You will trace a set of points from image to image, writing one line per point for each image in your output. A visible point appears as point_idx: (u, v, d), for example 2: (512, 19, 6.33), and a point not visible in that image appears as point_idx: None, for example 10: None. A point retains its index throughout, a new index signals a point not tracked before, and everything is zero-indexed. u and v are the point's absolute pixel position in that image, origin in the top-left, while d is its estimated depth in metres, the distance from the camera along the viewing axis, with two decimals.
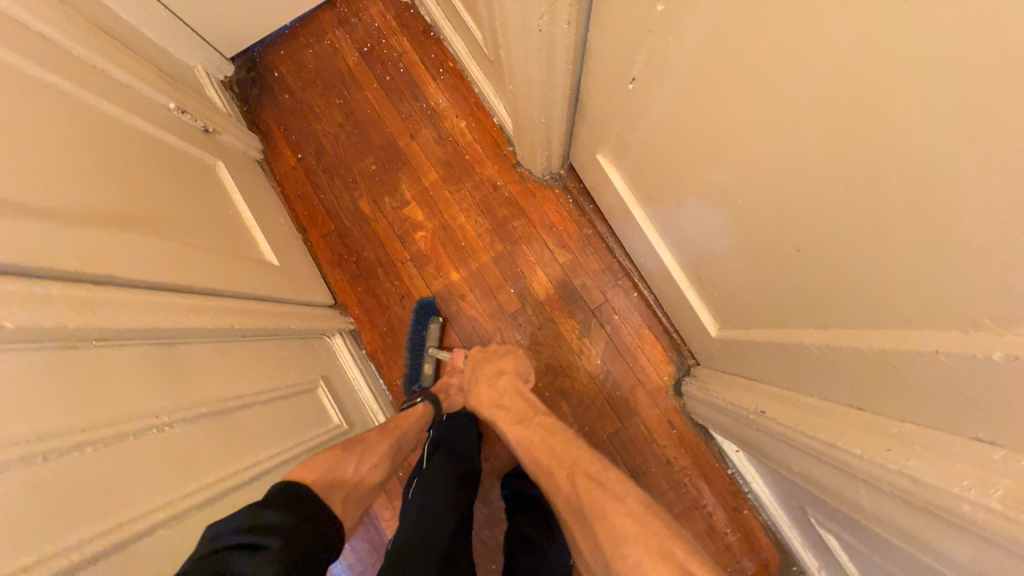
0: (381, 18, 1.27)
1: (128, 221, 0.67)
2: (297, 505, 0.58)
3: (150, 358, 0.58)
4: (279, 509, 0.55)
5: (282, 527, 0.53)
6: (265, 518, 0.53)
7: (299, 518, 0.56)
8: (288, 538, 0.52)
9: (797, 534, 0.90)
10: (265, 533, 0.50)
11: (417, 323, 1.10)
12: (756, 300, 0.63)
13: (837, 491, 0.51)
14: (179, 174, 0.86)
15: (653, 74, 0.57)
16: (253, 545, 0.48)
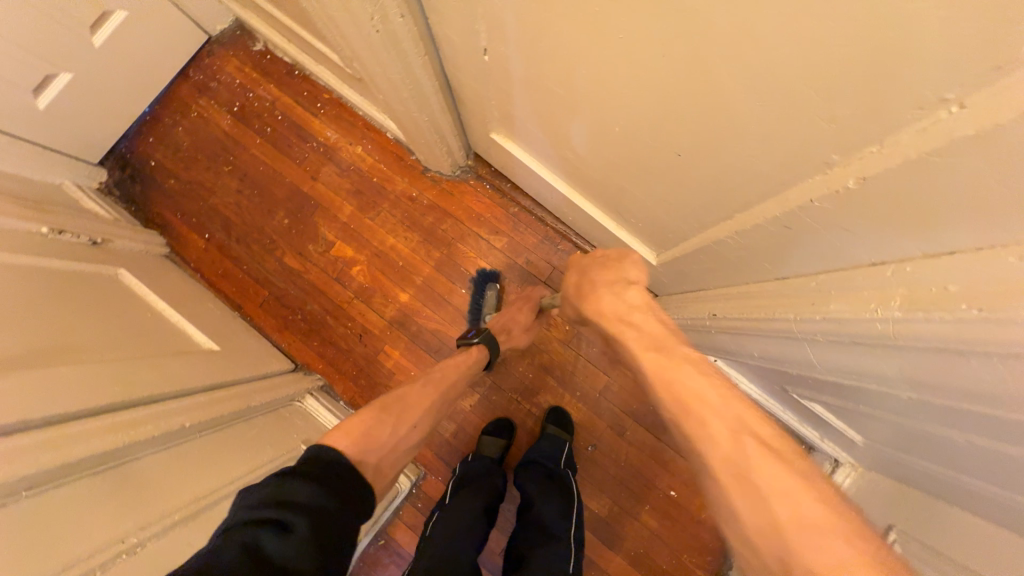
0: (239, 74, 1.23)
1: (27, 360, 0.62)
2: (332, 473, 0.56)
3: (101, 486, 0.56)
4: (311, 482, 0.53)
5: (309, 507, 0.51)
6: (296, 492, 0.51)
7: (334, 487, 0.55)
8: (319, 516, 0.51)
9: (791, 414, 0.95)
10: (293, 511, 0.49)
11: (474, 294, 1.11)
12: (670, 216, 0.66)
13: (793, 358, 0.54)
14: (78, 297, 0.81)
15: (498, 39, 0.57)
16: (281, 525, 0.48)
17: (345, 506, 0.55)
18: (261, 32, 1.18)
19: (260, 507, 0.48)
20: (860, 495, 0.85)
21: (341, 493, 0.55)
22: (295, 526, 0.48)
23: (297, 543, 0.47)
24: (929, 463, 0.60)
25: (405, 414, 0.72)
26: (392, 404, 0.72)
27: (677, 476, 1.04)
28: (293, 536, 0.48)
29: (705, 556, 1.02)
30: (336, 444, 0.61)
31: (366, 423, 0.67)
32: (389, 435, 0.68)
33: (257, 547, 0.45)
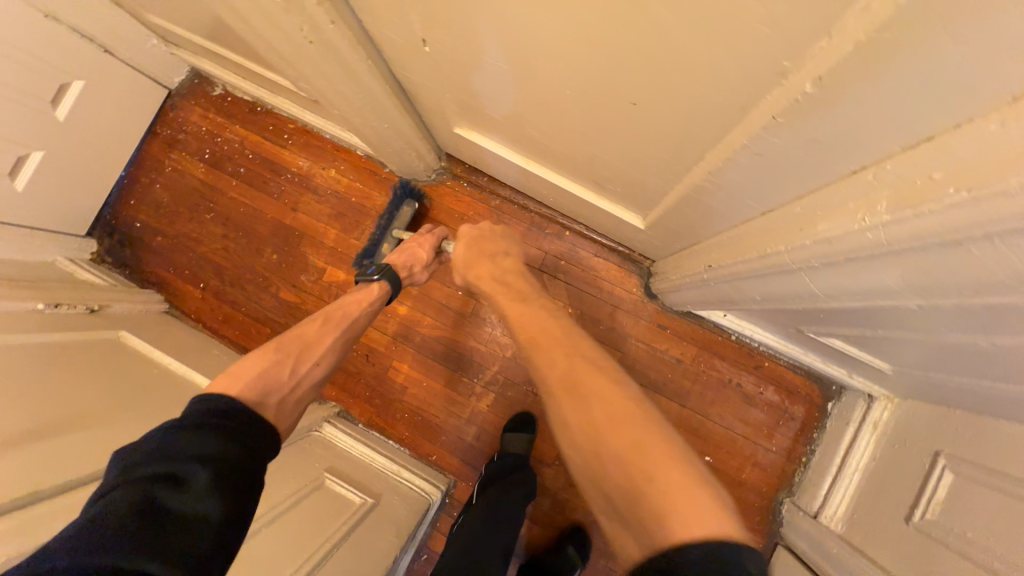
0: (205, 121, 1.24)
1: (36, 433, 0.63)
2: (233, 421, 0.54)
3: None
4: (201, 430, 0.50)
5: (208, 453, 0.48)
6: (183, 443, 0.48)
7: (236, 433, 0.53)
8: (223, 464, 0.49)
9: (813, 356, 0.91)
10: (188, 463, 0.47)
11: (393, 205, 1.11)
12: (646, 173, 0.63)
13: (794, 293, 0.51)
14: (72, 362, 0.81)
15: (434, 26, 0.56)
16: (177, 479, 0.46)
17: (246, 444, 0.53)
18: (218, 76, 1.19)
19: (143, 464, 0.46)
20: (902, 426, 0.82)
21: (245, 439, 0.53)
22: (195, 477, 0.47)
23: (199, 493, 0.46)
24: (964, 377, 0.57)
25: (305, 354, 0.72)
26: (289, 346, 0.71)
27: (710, 441, 1.00)
28: (193, 487, 0.46)
29: (755, 518, 0.98)
30: (229, 388, 0.59)
31: (262, 365, 0.65)
32: (290, 374, 0.67)
33: (153, 504, 0.44)
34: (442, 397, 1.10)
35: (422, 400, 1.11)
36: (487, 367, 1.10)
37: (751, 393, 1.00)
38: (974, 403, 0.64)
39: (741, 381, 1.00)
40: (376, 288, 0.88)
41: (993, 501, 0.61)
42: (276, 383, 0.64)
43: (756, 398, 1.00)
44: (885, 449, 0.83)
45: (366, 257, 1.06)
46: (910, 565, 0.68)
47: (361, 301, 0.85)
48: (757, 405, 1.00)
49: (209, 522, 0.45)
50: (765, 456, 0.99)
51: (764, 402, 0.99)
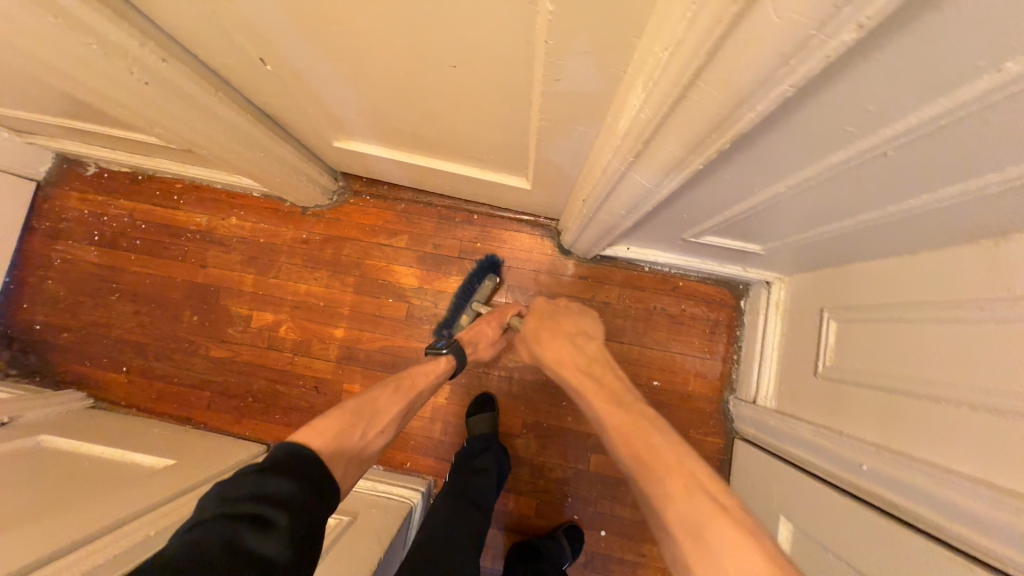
0: (85, 204, 1.19)
1: None
2: (313, 469, 0.58)
3: None
4: (289, 476, 0.55)
5: (289, 500, 0.53)
6: (274, 487, 0.53)
7: (310, 481, 0.57)
8: (298, 512, 0.53)
9: (712, 264, 1.00)
10: (273, 507, 0.51)
11: (474, 277, 1.09)
12: (502, 131, 0.69)
13: (638, 195, 0.58)
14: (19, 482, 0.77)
15: (264, 44, 0.58)
16: (263, 522, 0.50)
17: (319, 494, 0.57)
18: (87, 155, 1.15)
19: (238, 501, 0.50)
20: (794, 300, 0.92)
21: (319, 486, 0.58)
22: (276, 521, 0.50)
23: (277, 538, 0.49)
24: (807, 232, 0.66)
25: (374, 419, 0.74)
26: (363, 409, 0.74)
27: (654, 366, 1.08)
28: (274, 531, 0.50)
29: (709, 422, 1.06)
30: (309, 442, 0.62)
31: (338, 425, 0.68)
32: (359, 438, 0.70)
33: (240, 542, 0.47)
34: None
35: None
36: None
37: (676, 313, 1.09)
38: (833, 255, 0.74)
39: (665, 305, 1.09)
40: (443, 361, 0.88)
41: (870, 332, 0.71)
42: (347, 443, 0.67)
43: (681, 316, 1.09)
44: (788, 322, 0.93)
45: (444, 325, 1.07)
46: (829, 410, 0.76)
47: (430, 373, 0.85)
48: (683, 322, 1.09)
49: (281, 567, 0.48)
50: (703, 365, 1.08)
51: (688, 318, 1.08)
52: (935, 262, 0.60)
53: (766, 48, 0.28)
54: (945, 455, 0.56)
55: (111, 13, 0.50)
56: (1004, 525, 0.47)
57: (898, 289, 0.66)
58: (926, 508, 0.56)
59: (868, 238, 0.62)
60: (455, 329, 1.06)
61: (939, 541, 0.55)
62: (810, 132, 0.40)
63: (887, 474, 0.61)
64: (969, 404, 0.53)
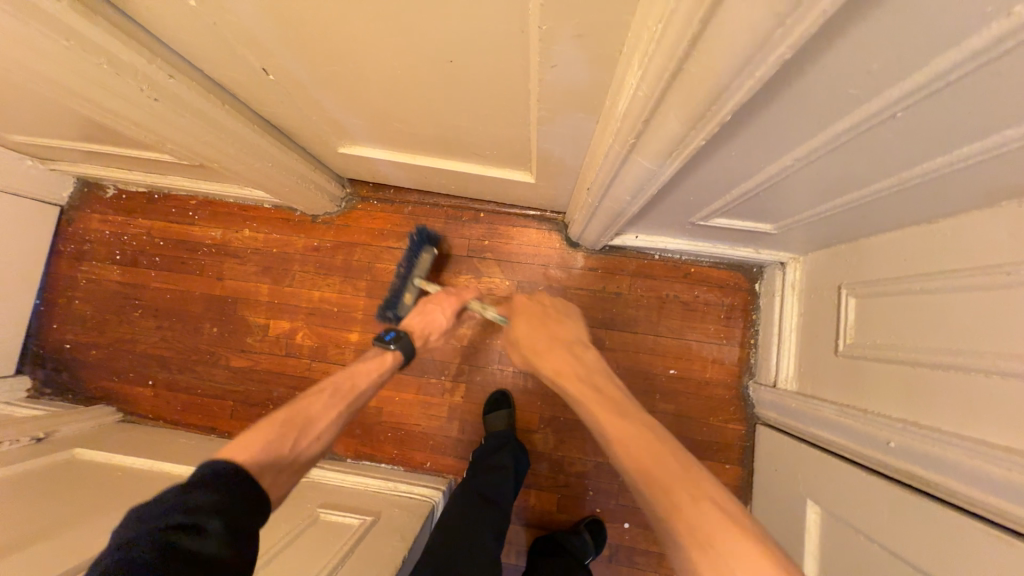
0: (106, 225, 1.24)
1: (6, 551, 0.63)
2: (238, 478, 0.56)
3: None
4: (214, 487, 0.54)
5: (220, 507, 0.52)
6: (199, 497, 0.52)
7: (238, 486, 0.56)
8: (229, 516, 0.52)
9: (723, 248, 0.98)
10: (199, 513, 0.50)
11: (411, 252, 1.05)
12: (504, 124, 0.70)
13: (641, 179, 0.58)
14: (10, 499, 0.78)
15: (267, 55, 0.60)
16: (190, 528, 0.49)
17: (251, 497, 0.56)
18: (104, 178, 1.19)
19: (157, 517, 0.49)
20: (810, 279, 0.90)
21: (245, 485, 0.56)
22: (207, 527, 0.50)
23: (212, 540, 0.50)
24: (819, 206, 0.64)
25: (308, 429, 0.71)
26: (296, 420, 0.71)
27: (669, 355, 1.07)
28: (207, 534, 0.50)
29: (730, 408, 1.04)
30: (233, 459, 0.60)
31: (268, 438, 0.66)
32: (290, 450, 0.67)
33: (170, 549, 0.47)
34: (418, 404, 1.12)
35: (400, 414, 1.12)
36: (450, 362, 1.13)
37: (689, 300, 1.07)
38: (849, 229, 0.73)
39: (677, 293, 1.08)
40: (392, 357, 0.89)
41: (892, 306, 0.69)
42: (277, 457, 0.64)
43: (694, 303, 1.07)
44: (805, 302, 0.91)
45: (388, 309, 1.02)
46: (853, 389, 0.75)
47: (372, 372, 0.85)
48: (697, 309, 1.07)
49: (222, 564, 0.50)
50: (720, 351, 1.06)
51: (701, 304, 1.07)
52: (957, 230, 0.59)
53: (762, 11, 0.27)
54: (976, 428, 0.54)
55: (118, 32, 0.52)
56: None
57: (920, 260, 0.64)
58: (960, 484, 0.54)
59: (883, 208, 0.60)
60: (400, 311, 1.03)
61: (974, 516, 0.53)
62: (814, 100, 0.39)
63: (917, 452, 0.59)
64: (998, 372, 0.52)
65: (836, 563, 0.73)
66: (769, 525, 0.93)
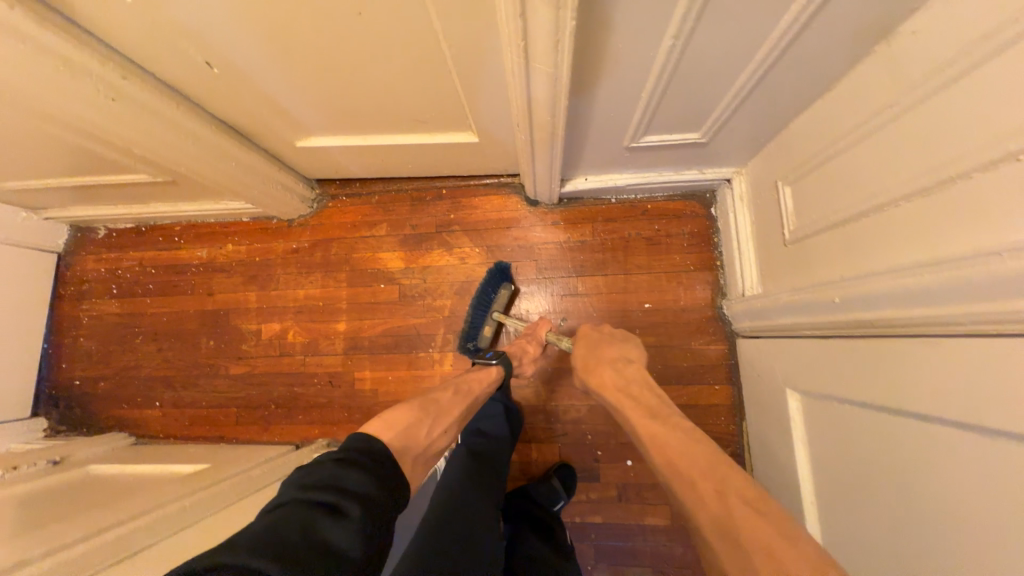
0: (101, 263, 1.32)
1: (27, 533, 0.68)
2: (381, 470, 0.60)
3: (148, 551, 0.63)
4: (362, 472, 0.58)
5: (363, 493, 0.55)
6: (349, 481, 0.55)
7: (380, 479, 0.59)
8: (368, 505, 0.54)
9: (669, 175, 1.03)
10: (347, 496, 0.53)
11: (491, 288, 1.10)
12: (432, 81, 0.76)
13: (552, 90, 0.63)
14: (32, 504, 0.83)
15: (207, 50, 0.67)
16: (335, 506, 0.52)
17: (389, 493, 0.58)
18: (95, 219, 1.28)
19: (313, 489, 0.53)
20: (753, 186, 0.94)
21: (388, 486, 0.59)
22: (348, 510, 0.52)
23: (349, 526, 0.51)
24: (728, 94, 0.70)
25: (439, 419, 0.78)
26: (428, 408, 0.78)
27: (642, 290, 1.10)
28: (347, 518, 0.51)
29: (709, 331, 1.07)
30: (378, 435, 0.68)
31: (406, 421, 0.73)
32: (425, 437, 0.73)
33: (313, 526, 0.49)
34: (411, 380, 1.15)
35: (395, 394, 1.15)
36: (436, 334, 1.16)
37: (651, 235, 1.11)
38: (766, 121, 0.77)
39: (640, 231, 1.12)
40: (494, 370, 0.93)
41: (816, 180, 0.73)
42: (412, 443, 0.71)
43: (657, 237, 1.11)
44: (753, 209, 0.95)
45: (469, 339, 1.09)
46: (802, 271, 0.77)
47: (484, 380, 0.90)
48: (661, 242, 1.11)
49: (350, 554, 0.49)
50: (690, 278, 1.09)
51: (664, 237, 1.11)
52: (850, 89, 0.63)
53: None
54: (897, 257, 0.57)
55: (61, 35, 0.60)
56: (953, 285, 0.48)
57: (830, 130, 0.68)
58: (892, 310, 0.56)
59: (781, 79, 0.66)
60: (480, 342, 1.09)
61: (912, 337, 0.55)
62: None
63: (856, 296, 0.62)
64: (904, 198, 0.55)
65: (821, 437, 0.74)
66: (762, 432, 0.93)
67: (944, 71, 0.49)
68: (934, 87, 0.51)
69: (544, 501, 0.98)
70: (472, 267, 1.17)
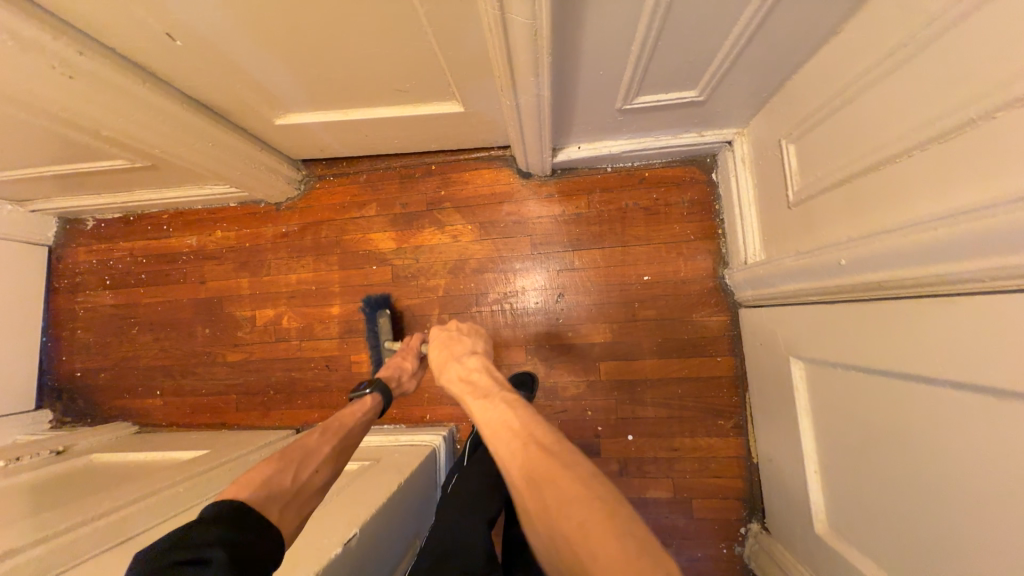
0: (92, 255, 1.30)
1: (26, 519, 0.68)
2: (240, 510, 0.51)
3: (145, 535, 0.63)
4: (216, 520, 0.48)
5: (224, 536, 0.47)
6: (196, 531, 0.46)
7: (244, 522, 0.50)
8: (236, 547, 0.47)
9: (667, 139, 0.97)
10: (205, 546, 0.45)
11: (369, 323, 1.07)
12: (410, 45, 0.72)
13: (532, 44, 0.59)
14: (33, 490, 0.84)
15: (167, 18, 0.63)
16: (191, 562, 0.44)
17: (258, 527, 0.50)
18: (82, 209, 1.26)
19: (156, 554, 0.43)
20: (755, 148, 0.89)
21: (255, 525, 0.50)
22: (211, 558, 0.44)
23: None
24: (727, 42, 0.64)
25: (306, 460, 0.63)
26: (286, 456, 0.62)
27: (640, 262, 1.06)
28: (213, 568, 0.44)
29: (710, 301, 1.03)
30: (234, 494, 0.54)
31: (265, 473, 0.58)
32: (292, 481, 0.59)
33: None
34: None
35: None
36: (430, 315, 1.14)
37: (649, 205, 1.07)
38: (770, 72, 0.72)
39: (636, 201, 1.07)
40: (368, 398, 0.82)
41: (821, 135, 0.68)
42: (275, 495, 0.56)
43: (655, 206, 1.06)
44: (755, 173, 0.90)
45: None
46: (807, 233, 0.74)
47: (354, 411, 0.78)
48: (659, 210, 1.06)
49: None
50: (691, 247, 1.05)
51: (662, 205, 1.06)
52: (862, 28, 0.58)
53: None
54: (905, 213, 0.53)
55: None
56: (968, 237, 0.44)
57: (836, 78, 0.63)
58: (901, 270, 0.53)
59: (784, 24, 0.60)
60: None
61: (923, 297, 0.52)
62: None
63: (863, 257, 0.58)
64: (917, 146, 0.51)
65: (825, 406, 0.71)
66: (766, 403, 0.91)
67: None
68: (952, 19, 0.46)
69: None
70: (464, 244, 1.14)
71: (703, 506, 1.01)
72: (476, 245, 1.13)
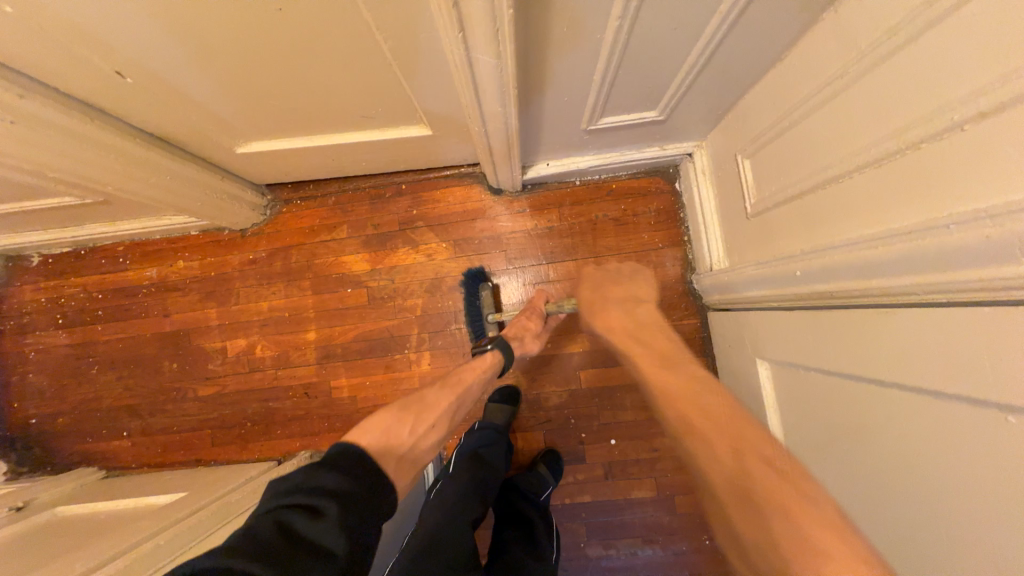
0: (40, 293, 1.22)
1: None
2: (358, 466, 0.58)
3: None
4: (339, 472, 0.55)
5: (342, 490, 0.53)
6: (325, 479, 0.53)
7: (358, 479, 0.56)
8: (348, 502, 0.52)
9: (632, 153, 1.01)
10: (324, 497, 0.51)
11: (469, 292, 1.08)
12: (374, 74, 0.71)
13: (498, 78, 0.60)
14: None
15: (116, 57, 0.61)
16: (311, 509, 0.50)
17: (369, 487, 0.56)
18: (24, 246, 1.17)
19: (289, 494, 0.51)
20: (714, 161, 0.94)
21: (367, 482, 0.57)
22: (326, 509, 0.50)
23: (331, 527, 0.49)
24: (682, 69, 0.68)
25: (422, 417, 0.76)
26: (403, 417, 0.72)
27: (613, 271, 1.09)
28: (330, 519, 0.50)
29: (680, 306, 1.08)
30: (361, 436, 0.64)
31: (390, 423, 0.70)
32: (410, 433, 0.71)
33: (294, 530, 0.48)
34: (389, 382, 1.13)
35: (374, 398, 1.13)
36: (410, 334, 1.14)
37: (619, 215, 1.10)
38: (723, 93, 0.76)
39: (606, 212, 1.10)
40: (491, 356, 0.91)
41: (772, 153, 0.73)
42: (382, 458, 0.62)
43: (624, 216, 1.10)
44: (715, 184, 0.95)
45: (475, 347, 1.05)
46: (765, 243, 0.78)
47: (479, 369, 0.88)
48: (628, 220, 1.10)
49: (337, 554, 0.48)
50: (660, 255, 1.09)
51: (631, 215, 1.10)
52: (804, 57, 0.62)
53: None
54: (850, 229, 0.58)
55: None
56: (903, 255, 0.49)
57: (783, 100, 0.67)
58: (849, 281, 0.58)
59: (733, 52, 0.64)
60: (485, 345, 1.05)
61: (868, 306, 0.57)
62: None
63: (816, 268, 0.63)
64: (856, 168, 0.56)
65: (790, 404, 0.76)
66: None
67: (889, 39, 0.49)
68: (880, 55, 0.50)
69: (536, 488, 0.99)
70: (439, 262, 1.14)
71: (686, 502, 1.06)
72: (452, 262, 1.13)
